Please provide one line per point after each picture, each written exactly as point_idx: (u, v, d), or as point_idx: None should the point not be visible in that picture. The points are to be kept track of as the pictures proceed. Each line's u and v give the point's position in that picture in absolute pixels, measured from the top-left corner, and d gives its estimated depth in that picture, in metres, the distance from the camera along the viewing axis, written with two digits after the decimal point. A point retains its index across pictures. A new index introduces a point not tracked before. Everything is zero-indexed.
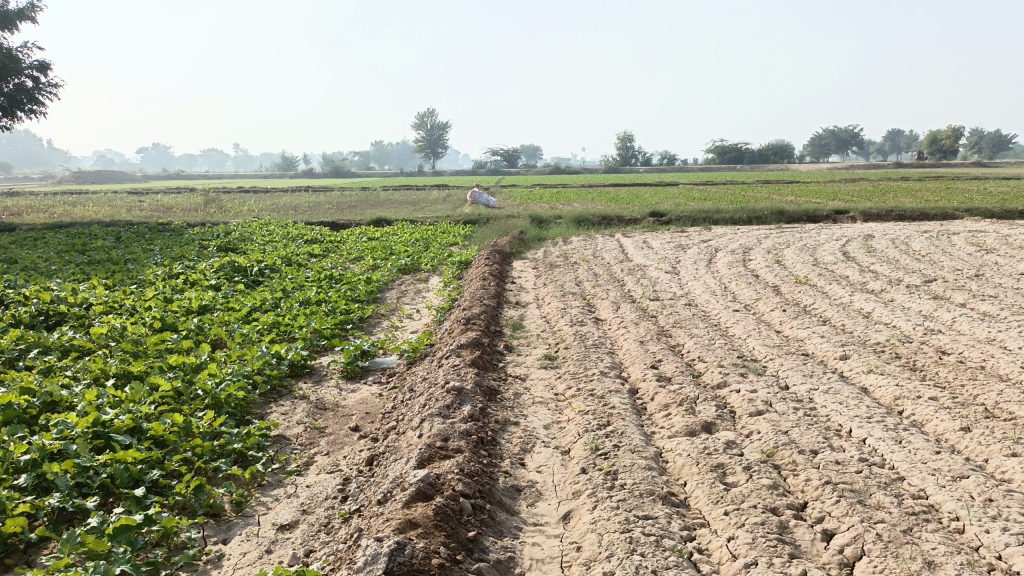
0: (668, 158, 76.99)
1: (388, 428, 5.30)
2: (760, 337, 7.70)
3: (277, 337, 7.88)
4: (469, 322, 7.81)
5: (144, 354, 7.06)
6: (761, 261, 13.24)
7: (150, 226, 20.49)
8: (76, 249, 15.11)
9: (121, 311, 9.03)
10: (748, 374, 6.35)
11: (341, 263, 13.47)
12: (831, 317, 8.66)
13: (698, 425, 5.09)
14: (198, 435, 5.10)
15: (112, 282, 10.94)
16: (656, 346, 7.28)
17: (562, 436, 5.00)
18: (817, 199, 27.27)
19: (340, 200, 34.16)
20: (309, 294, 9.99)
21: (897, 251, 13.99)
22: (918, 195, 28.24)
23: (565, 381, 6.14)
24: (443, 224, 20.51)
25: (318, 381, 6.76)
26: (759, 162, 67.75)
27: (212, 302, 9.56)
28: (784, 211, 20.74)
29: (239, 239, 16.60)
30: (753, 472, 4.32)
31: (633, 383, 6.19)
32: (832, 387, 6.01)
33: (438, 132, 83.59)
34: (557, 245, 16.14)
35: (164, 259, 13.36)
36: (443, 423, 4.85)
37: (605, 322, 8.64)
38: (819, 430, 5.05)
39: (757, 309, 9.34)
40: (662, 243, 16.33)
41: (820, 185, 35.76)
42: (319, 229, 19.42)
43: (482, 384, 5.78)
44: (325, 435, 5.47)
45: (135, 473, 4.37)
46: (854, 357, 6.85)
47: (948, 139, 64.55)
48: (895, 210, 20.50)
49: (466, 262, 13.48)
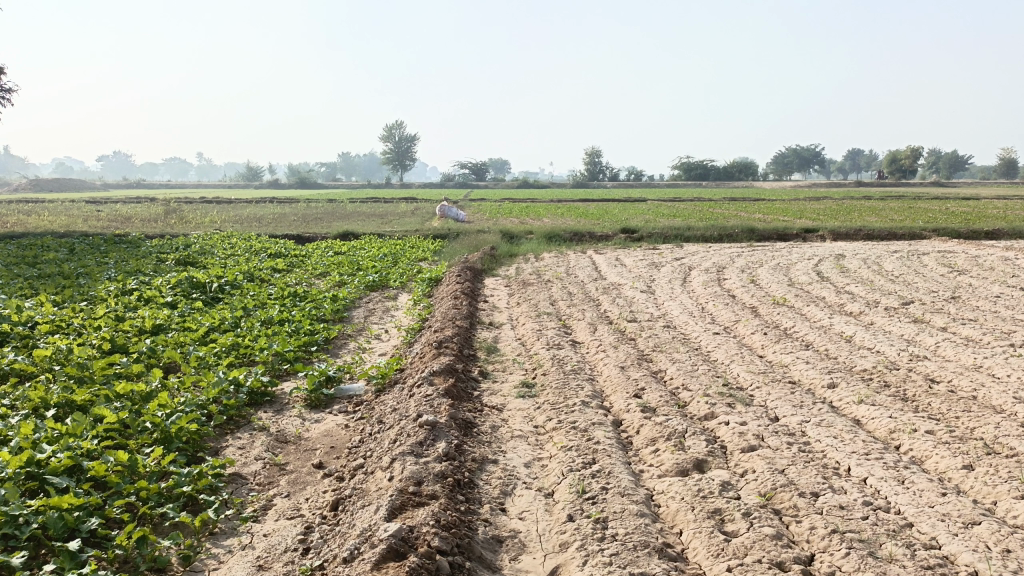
0: (635, 174, 77.39)
1: (355, 466, 4.88)
2: (744, 362, 7.41)
3: (235, 361, 7.40)
4: (441, 346, 7.41)
5: (90, 380, 6.54)
6: (736, 281, 13.03)
7: (106, 237, 19.83)
8: (26, 262, 14.37)
9: (68, 331, 8.47)
10: (736, 405, 6.05)
11: (305, 279, 12.98)
12: (814, 341, 8.41)
13: (689, 464, 4.77)
14: (143, 476, 4.63)
15: (61, 298, 10.34)
16: (637, 373, 6.95)
17: (544, 476, 4.63)
18: (784, 217, 27.38)
19: (305, 211, 33.53)
20: (271, 312, 9.51)
21: (870, 272, 13.91)
22: (882, 214, 28.44)
23: (544, 412, 5.77)
24: (412, 238, 20.08)
25: (279, 411, 6.30)
26: (725, 179, 68.38)
27: (167, 320, 9.03)
28: (754, 229, 20.67)
29: (200, 252, 15.97)
30: (753, 519, 4.00)
31: (616, 414, 5.84)
32: (825, 419, 5.73)
33: (406, 145, 82.98)
34: (529, 262, 15.79)
35: (118, 273, 12.74)
36: (416, 464, 4.45)
37: (582, 345, 8.29)
38: (816, 468, 4.75)
39: (737, 332, 9.06)
40: (635, 260, 16.08)
41: (786, 203, 35.99)
42: (284, 243, 18.84)
43: (457, 417, 5.38)
44: (286, 473, 5.04)
45: (70, 523, 3.90)
46: (843, 385, 6.59)
47: (906, 158, 65.69)
48: (864, 229, 20.55)
49: (436, 279, 13.06)
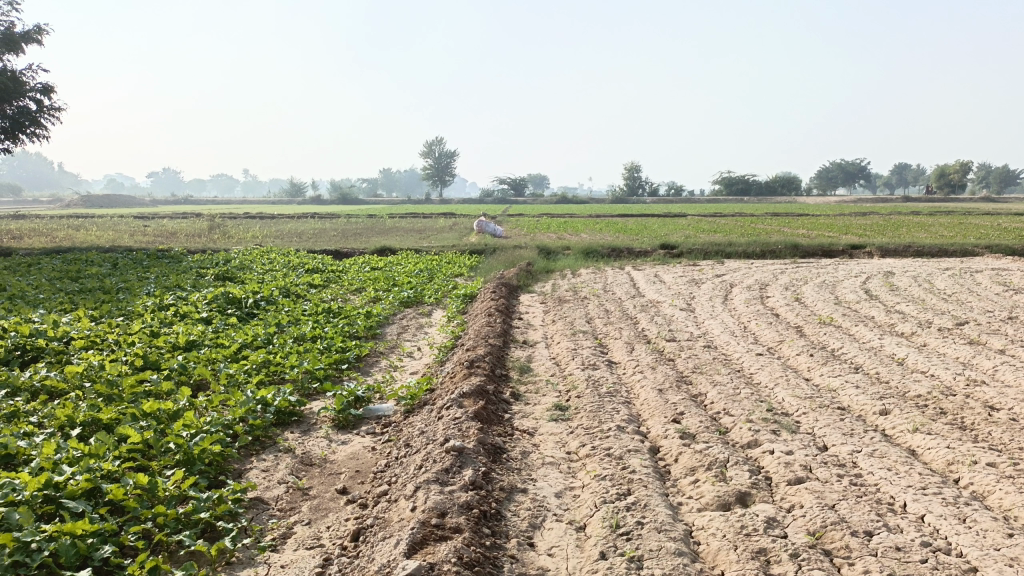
0: (675, 189, 76.73)
1: (379, 493, 4.70)
2: (789, 386, 7.07)
3: (265, 379, 7.29)
4: (473, 365, 7.21)
5: (118, 398, 6.46)
6: (780, 299, 12.62)
7: (149, 252, 20.07)
8: (69, 277, 14.56)
9: (102, 346, 8.46)
10: (781, 432, 5.72)
11: (340, 295, 12.92)
12: (864, 364, 8.02)
13: (731, 497, 4.48)
14: (162, 501, 4.49)
15: (99, 313, 10.39)
16: (676, 396, 6.65)
17: (576, 508, 4.39)
18: (828, 233, 26.74)
19: (346, 226, 33.84)
20: (303, 329, 9.42)
21: (921, 290, 13.39)
22: (932, 230, 27.61)
23: (578, 438, 5.52)
24: (449, 254, 19.98)
25: (306, 432, 6.15)
26: (767, 195, 67.45)
27: (200, 337, 8.98)
28: (799, 246, 20.14)
29: (238, 267, 16.05)
30: (802, 561, 3.70)
31: (653, 440, 5.57)
32: (877, 449, 5.38)
33: (446, 161, 83.36)
34: (566, 278, 15.56)
35: (157, 288, 12.82)
36: (441, 494, 4.24)
37: (619, 365, 8.02)
38: (869, 505, 4.43)
39: (781, 353, 8.70)
40: (675, 277, 15.73)
41: (830, 218, 35.17)
42: (322, 258, 18.88)
43: (486, 442, 5.16)
44: (308, 498, 4.87)
45: (83, 550, 3.78)
46: (896, 412, 6.22)
47: (955, 172, 63.96)
48: (913, 245, 19.90)
49: (471, 296, 12.90)
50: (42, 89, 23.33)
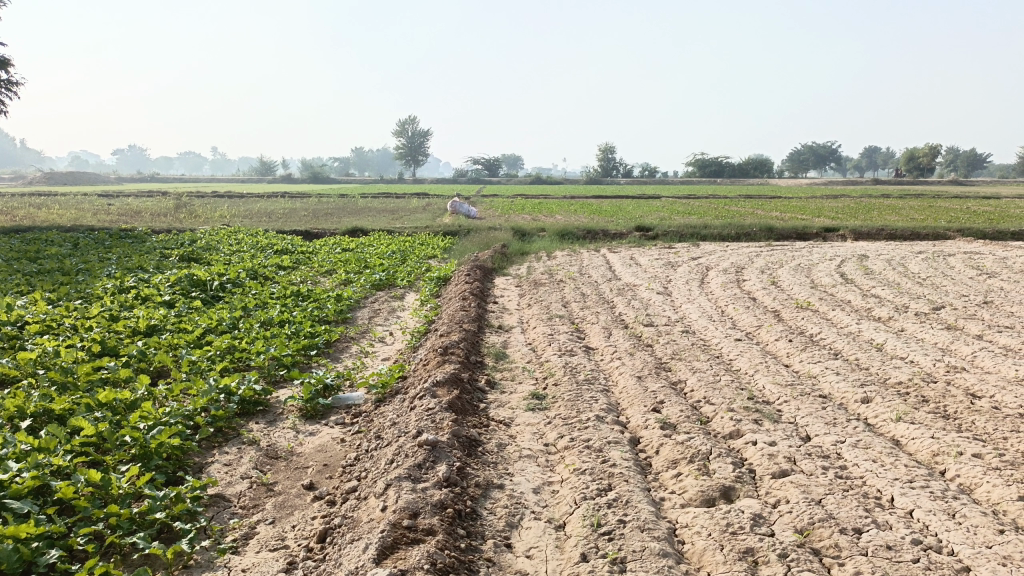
0: (649, 170, 76.79)
1: (348, 489, 4.46)
2: (769, 372, 6.92)
3: (230, 365, 7.00)
4: (447, 352, 6.97)
5: (73, 387, 6.13)
6: (757, 282, 12.53)
7: (112, 232, 19.46)
8: (27, 257, 14.04)
9: (59, 331, 8.07)
10: (763, 421, 5.58)
11: (310, 277, 12.60)
12: (843, 350, 7.91)
13: (715, 492, 4.32)
14: (115, 499, 4.22)
15: (56, 296, 9.98)
16: (656, 383, 6.48)
17: (555, 505, 4.19)
18: (802, 215, 26.77)
19: (316, 206, 33.26)
20: (271, 313, 9.11)
21: (896, 273, 13.37)
22: (903, 213, 27.74)
23: (555, 428, 5.32)
24: (421, 235, 19.65)
25: (272, 422, 5.89)
26: (740, 177, 67.72)
27: (162, 321, 8.64)
28: (773, 228, 20.10)
29: (204, 248, 15.60)
30: (791, 562, 3.55)
31: (633, 431, 5.39)
32: (861, 440, 5.25)
33: (419, 140, 82.39)
34: (541, 260, 15.35)
35: (119, 270, 12.38)
36: (414, 492, 4.02)
37: (596, 352, 7.83)
38: (857, 500, 4.29)
39: (759, 339, 8.58)
40: (650, 260, 15.59)
41: (802, 201, 35.28)
42: (291, 239, 18.46)
43: (460, 435, 4.94)
44: (273, 495, 4.62)
45: (27, 556, 3.50)
46: (878, 401, 6.11)
47: (923, 156, 64.53)
48: (886, 229, 19.95)
49: (445, 278, 12.63)
50: None
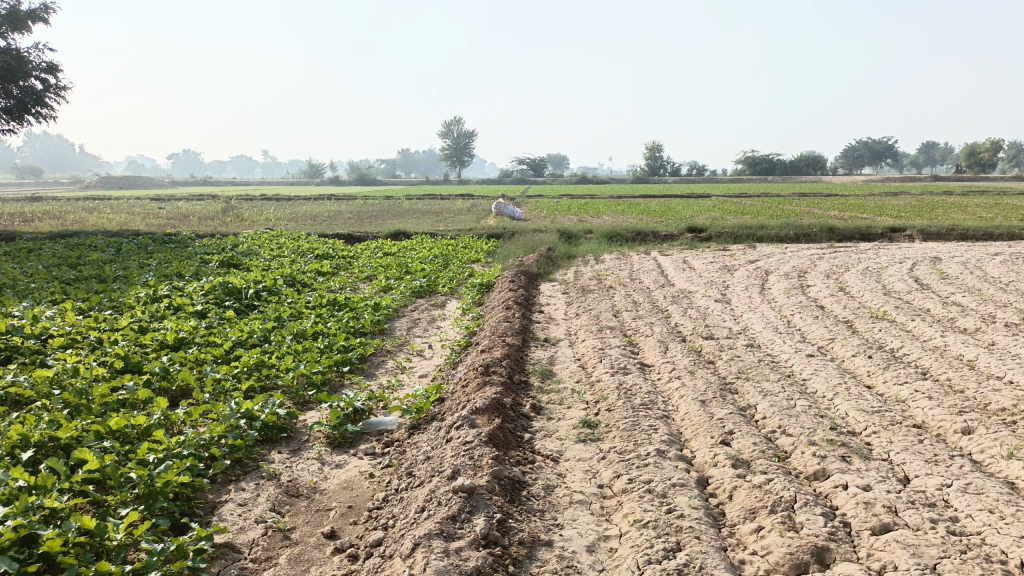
0: (698, 168, 75.13)
1: (373, 542, 3.89)
2: (851, 396, 6.13)
3: (256, 385, 6.50)
4: (488, 372, 6.36)
5: (86, 410, 5.66)
6: (823, 288, 11.63)
7: (156, 236, 19.31)
8: (68, 264, 13.80)
9: (82, 346, 7.65)
10: (852, 459, 4.82)
11: (350, 284, 12.11)
12: (931, 369, 7.06)
13: (807, 555, 3.61)
14: (109, 552, 3.68)
15: (87, 306, 9.60)
16: (723, 409, 5.75)
17: (613, 569, 3.54)
18: (862, 214, 25.54)
19: (360, 209, 33.01)
20: (305, 324, 8.61)
21: (976, 278, 12.33)
22: (971, 212, 26.28)
23: (611, 466, 4.67)
24: (465, 237, 19.09)
25: (296, 452, 5.35)
26: (792, 174, 65.84)
27: (191, 332, 8.21)
28: (835, 229, 19.02)
29: (244, 254, 15.20)
30: None
31: (701, 469, 4.71)
32: (972, 483, 4.47)
33: (464, 140, 81.84)
34: (588, 265, 14.65)
35: (156, 277, 12.00)
36: (447, 557, 3.41)
37: (652, 369, 7.12)
38: (981, 564, 3.55)
39: (834, 354, 7.76)
40: (706, 263, 14.78)
41: (862, 198, 33.80)
42: (332, 243, 18.06)
43: (500, 476, 4.32)
44: (290, 544, 4.07)
45: None
46: (982, 432, 5.29)
47: (985, 151, 61.72)
48: (957, 229, 18.74)
49: (489, 284, 12.05)
50: (46, 67, 22.65)
